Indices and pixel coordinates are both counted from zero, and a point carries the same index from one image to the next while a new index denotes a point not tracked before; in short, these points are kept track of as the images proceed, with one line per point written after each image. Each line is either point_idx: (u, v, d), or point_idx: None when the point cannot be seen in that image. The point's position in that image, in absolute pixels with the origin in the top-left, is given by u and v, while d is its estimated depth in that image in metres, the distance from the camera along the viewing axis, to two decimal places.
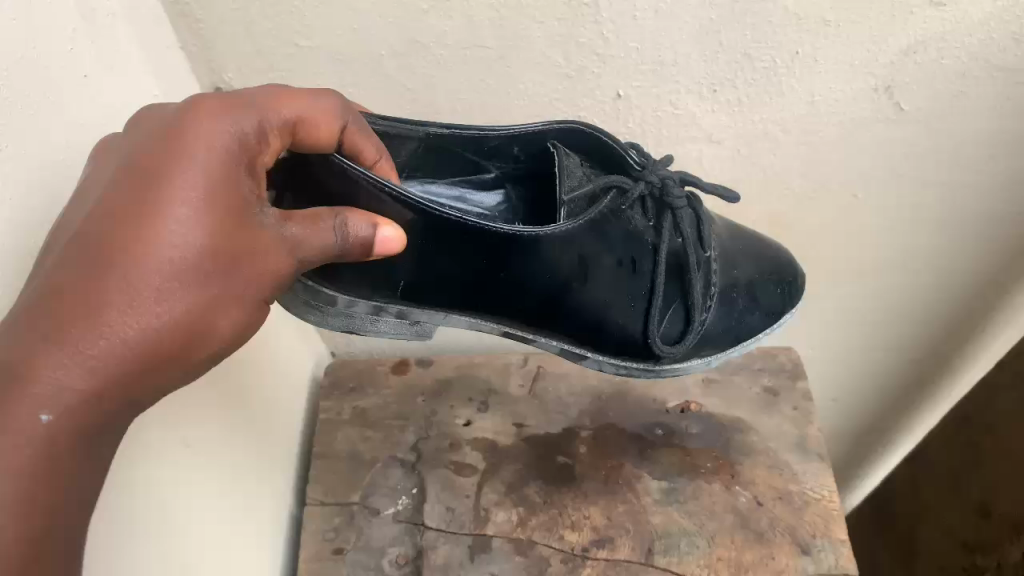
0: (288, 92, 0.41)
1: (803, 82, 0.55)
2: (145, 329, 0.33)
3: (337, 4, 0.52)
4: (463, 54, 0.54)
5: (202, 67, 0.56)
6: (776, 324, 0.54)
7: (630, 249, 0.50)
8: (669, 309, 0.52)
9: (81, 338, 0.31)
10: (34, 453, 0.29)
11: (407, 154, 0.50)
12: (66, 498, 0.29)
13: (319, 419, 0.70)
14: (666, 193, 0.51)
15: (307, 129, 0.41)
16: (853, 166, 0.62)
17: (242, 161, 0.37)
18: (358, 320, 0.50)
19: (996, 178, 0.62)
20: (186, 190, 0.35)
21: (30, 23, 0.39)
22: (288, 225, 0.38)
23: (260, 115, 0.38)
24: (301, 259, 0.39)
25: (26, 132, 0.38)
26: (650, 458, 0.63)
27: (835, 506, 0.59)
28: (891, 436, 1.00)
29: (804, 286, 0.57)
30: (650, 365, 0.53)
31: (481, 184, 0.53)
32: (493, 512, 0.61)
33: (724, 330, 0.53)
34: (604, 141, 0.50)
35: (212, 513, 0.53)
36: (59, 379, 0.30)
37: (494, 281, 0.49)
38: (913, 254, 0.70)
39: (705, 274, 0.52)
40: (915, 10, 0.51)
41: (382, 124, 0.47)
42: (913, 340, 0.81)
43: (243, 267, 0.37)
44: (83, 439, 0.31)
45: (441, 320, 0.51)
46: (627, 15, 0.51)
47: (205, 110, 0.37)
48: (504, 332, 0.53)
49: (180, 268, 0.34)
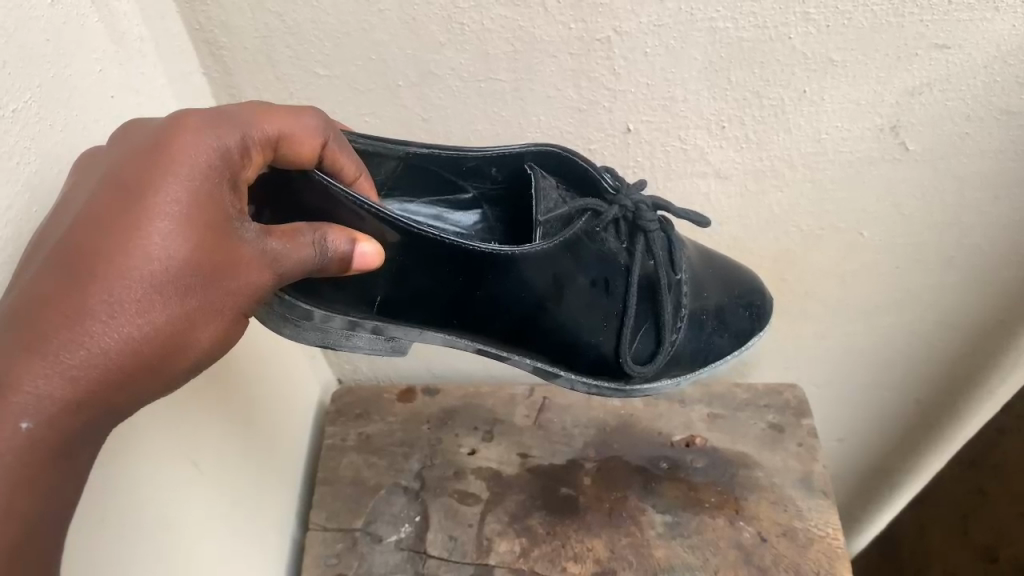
0: (271, 109, 0.42)
1: (810, 121, 0.56)
2: (126, 339, 0.33)
3: (356, 34, 0.53)
4: (478, 86, 0.55)
5: (222, 91, 0.57)
6: (743, 347, 0.55)
7: (603, 270, 0.50)
8: (640, 329, 0.52)
9: (61, 346, 0.31)
10: (16, 459, 0.29)
11: (387, 173, 0.50)
12: (47, 503, 0.30)
13: (324, 444, 0.70)
14: (639, 218, 0.51)
15: (289, 145, 0.41)
16: (860, 205, 0.62)
17: (225, 176, 0.37)
18: (334, 335, 0.49)
19: (1000, 219, 0.63)
20: (169, 202, 0.35)
21: (63, 43, 0.41)
22: (268, 239, 0.38)
23: (243, 130, 0.38)
24: (280, 273, 0.39)
25: (54, 148, 0.39)
26: (654, 492, 0.63)
27: (839, 544, 0.59)
28: (896, 476, 0.99)
29: (772, 310, 0.58)
30: (621, 384, 0.53)
31: (459, 204, 0.54)
32: (495, 542, 0.60)
33: (693, 353, 0.54)
34: (577, 164, 0.50)
35: (213, 537, 0.52)
36: (39, 389, 0.30)
37: (470, 299, 0.49)
38: (917, 293, 0.70)
39: (676, 296, 0.52)
40: (919, 52, 0.52)
41: (362, 142, 0.48)
42: (914, 377, 0.81)
43: (225, 279, 0.37)
44: (65, 447, 0.31)
45: (416, 336, 0.51)
46: (639, 51, 0.52)
47: (188, 125, 0.37)
48: (479, 350, 0.52)
49: (161, 281, 0.34)
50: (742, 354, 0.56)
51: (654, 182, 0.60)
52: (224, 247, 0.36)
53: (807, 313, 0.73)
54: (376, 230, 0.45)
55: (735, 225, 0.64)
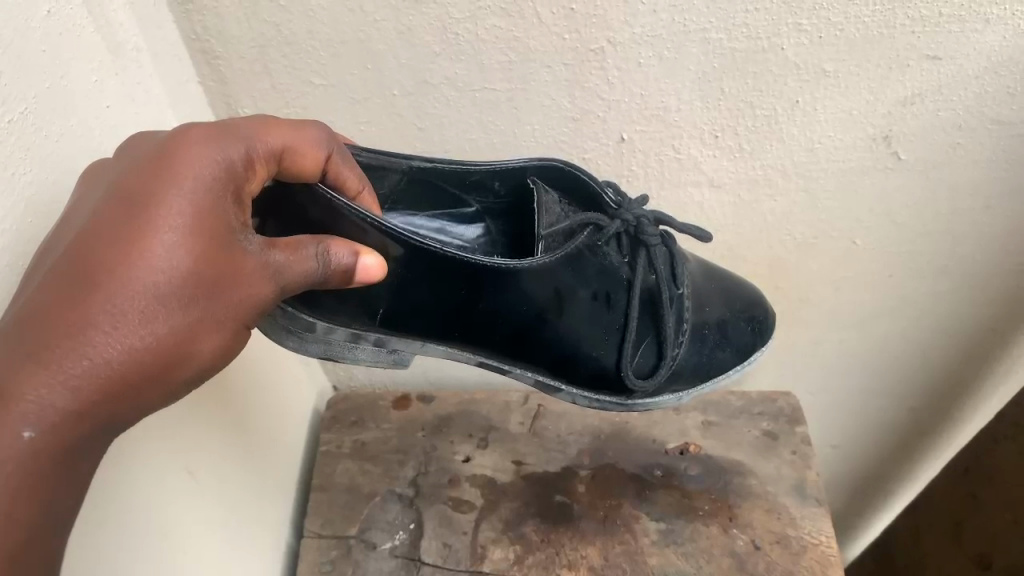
0: (275, 122, 0.42)
1: (803, 131, 0.56)
2: (129, 350, 0.33)
3: (353, 44, 0.53)
4: (472, 96, 0.55)
5: (218, 100, 0.57)
6: (745, 362, 0.55)
7: (605, 283, 0.51)
8: (641, 343, 0.52)
9: (64, 357, 0.31)
10: (17, 467, 0.29)
11: (389, 187, 0.51)
12: (49, 511, 0.30)
13: (320, 451, 0.70)
14: (641, 231, 0.51)
15: (293, 158, 0.42)
16: (852, 214, 0.62)
17: (228, 189, 0.37)
18: (336, 347, 0.49)
19: (993, 228, 0.63)
20: (173, 213, 0.35)
21: (59, 54, 0.41)
22: (270, 251, 0.39)
23: (247, 144, 0.39)
24: (282, 284, 0.39)
25: (49, 157, 0.39)
26: (649, 499, 0.63)
27: (833, 551, 0.59)
28: (891, 483, 0.99)
29: (774, 326, 0.58)
30: (622, 399, 0.53)
31: (462, 218, 0.54)
32: (490, 549, 0.60)
33: (694, 368, 0.54)
34: (581, 179, 0.51)
35: (214, 542, 0.53)
36: (41, 398, 0.30)
37: (471, 312, 0.49)
38: (912, 301, 0.70)
39: (678, 310, 0.52)
40: (911, 63, 0.52)
41: (365, 156, 0.48)
42: (908, 385, 0.81)
43: (227, 290, 0.37)
44: (67, 455, 0.31)
45: (419, 349, 0.51)
46: (633, 62, 0.53)
47: (194, 138, 0.37)
48: (480, 363, 0.53)
49: (164, 292, 0.34)
50: (747, 369, 0.56)
51: (649, 191, 0.61)
52: (226, 258, 0.37)
53: (803, 321, 0.73)
54: (377, 241, 0.45)
55: (729, 232, 0.64)
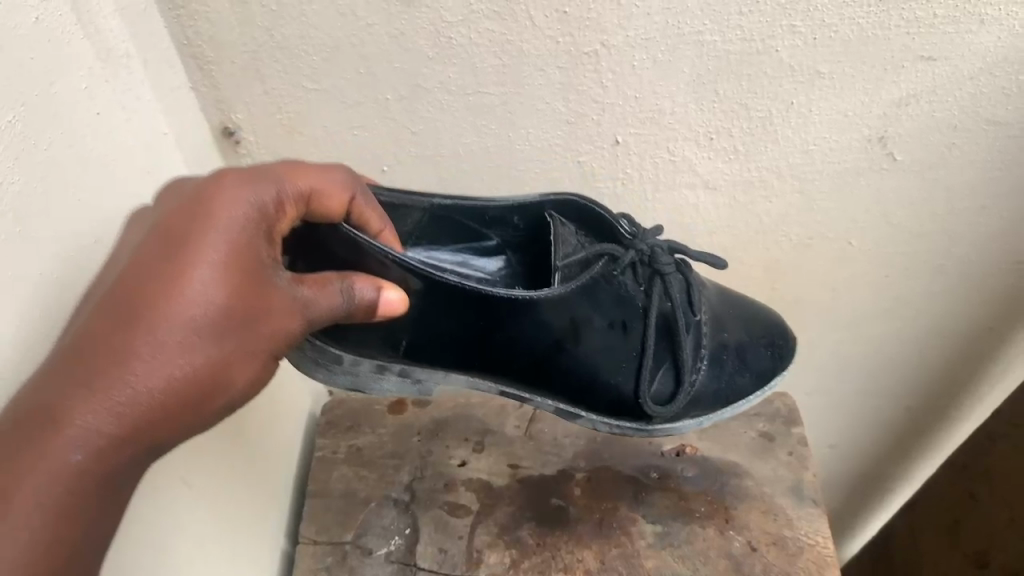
0: (305, 164, 0.43)
1: (797, 132, 0.56)
2: (169, 379, 0.34)
3: (346, 49, 0.53)
4: (466, 100, 0.55)
5: (212, 105, 0.57)
6: (766, 386, 0.54)
7: (622, 312, 0.51)
8: (660, 369, 0.52)
9: (109, 385, 0.32)
10: (62, 489, 0.30)
11: (412, 225, 0.51)
12: (86, 533, 0.30)
13: (315, 457, 0.70)
14: (655, 261, 0.52)
15: (320, 199, 0.42)
16: (848, 215, 0.62)
17: (263, 227, 0.38)
18: (363, 379, 0.48)
19: (991, 229, 0.63)
20: (212, 249, 0.36)
21: (49, 61, 0.40)
22: (300, 287, 0.39)
23: (280, 184, 0.40)
24: (309, 319, 0.40)
25: (39, 165, 0.39)
26: (645, 501, 0.63)
27: (829, 552, 0.58)
28: (888, 484, 0.99)
29: (795, 348, 0.56)
30: (642, 425, 0.52)
31: (483, 251, 0.54)
32: (485, 554, 0.60)
33: (713, 394, 0.53)
34: (596, 211, 0.51)
35: (210, 549, 0.52)
36: (88, 425, 0.31)
37: (489, 340, 0.49)
38: (910, 302, 0.70)
39: (695, 336, 0.52)
40: (905, 64, 0.52)
41: (387, 197, 0.49)
42: (907, 387, 0.80)
43: (261, 322, 0.37)
44: (109, 479, 0.31)
45: (442, 380, 0.50)
46: (626, 65, 0.53)
47: (231, 181, 0.38)
48: (501, 392, 0.52)
49: (203, 324, 0.35)
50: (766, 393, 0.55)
51: (644, 194, 0.61)
52: (261, 290, 0.37)
53: (801, 323, 0.73)
54: (399, 276, 0.45)
55: (725, 234, 0.64)
